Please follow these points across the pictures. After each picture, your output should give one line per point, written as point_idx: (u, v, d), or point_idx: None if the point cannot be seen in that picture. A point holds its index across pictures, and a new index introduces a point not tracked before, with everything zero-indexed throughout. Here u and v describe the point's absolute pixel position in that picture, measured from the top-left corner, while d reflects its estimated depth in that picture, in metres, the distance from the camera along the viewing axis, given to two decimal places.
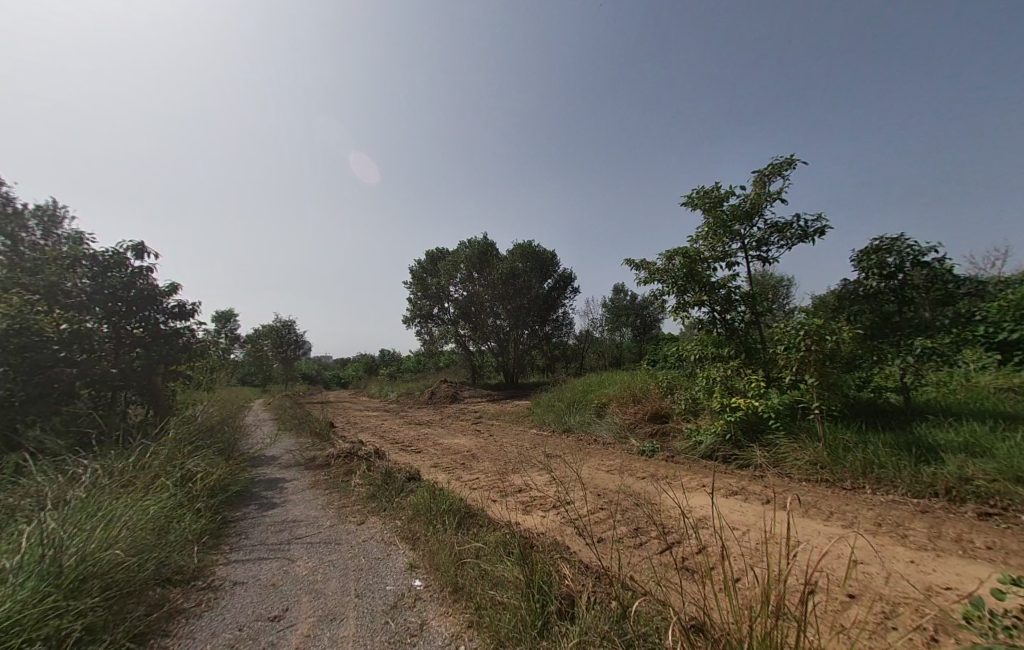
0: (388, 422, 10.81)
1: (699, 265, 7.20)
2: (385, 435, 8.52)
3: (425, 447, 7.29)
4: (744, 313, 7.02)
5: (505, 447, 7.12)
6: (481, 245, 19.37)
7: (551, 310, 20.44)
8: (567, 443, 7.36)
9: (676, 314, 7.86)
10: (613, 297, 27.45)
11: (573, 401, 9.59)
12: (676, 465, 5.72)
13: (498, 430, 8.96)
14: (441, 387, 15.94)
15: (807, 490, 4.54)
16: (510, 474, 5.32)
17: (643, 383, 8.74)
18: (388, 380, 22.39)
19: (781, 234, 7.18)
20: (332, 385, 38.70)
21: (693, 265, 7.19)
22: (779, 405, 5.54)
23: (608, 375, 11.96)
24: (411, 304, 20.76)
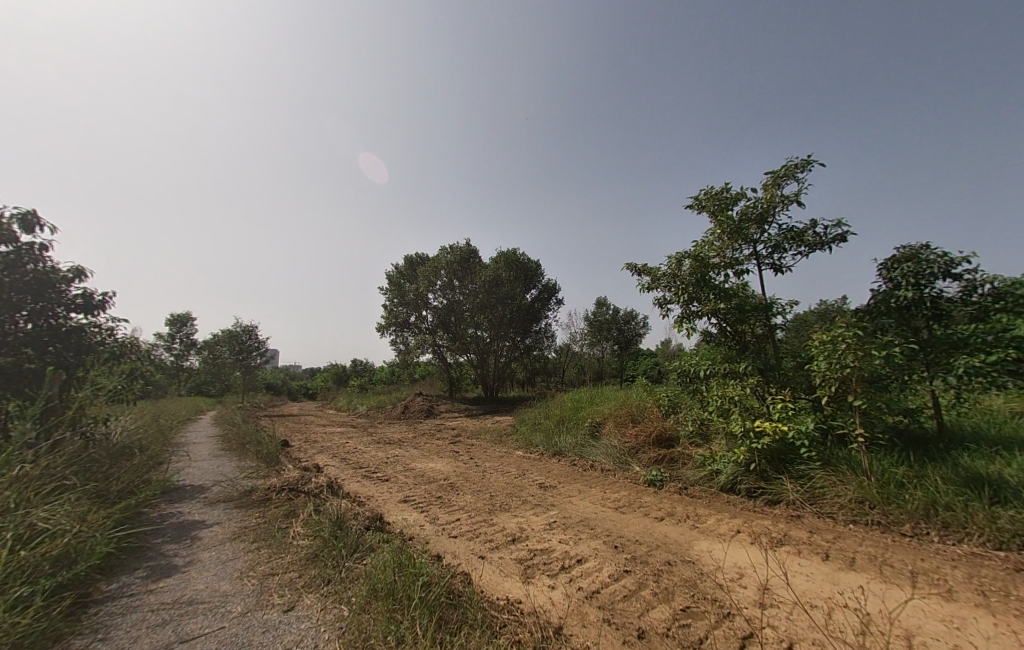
0: (353, 440, 9.53)
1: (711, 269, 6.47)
2: (348, 458, 7.31)
3: (393, 474, 6.16)
4: (759, 324, 6.27)
5: (489, 474, 6.07)
6: (464, 251, 18.49)
7: (535, 321, 19.61)
8: (559, 469, 6.38)
9: (681, 327, 7.01)
10: (596, 310, 26.95)
11: (562, 419, 8.63)
12: (694, 500, 4.83)
13: (480, 452, 7.89)
14: (415, 400, 14.69)
15: (863, 537, 3.75)
16: (499, 513, 4.31)
17: (642, 401, 7.87)
18: (359, 392, 20.84)
19: (798, 242, 6.30)
20: (298, 397, 36.38)
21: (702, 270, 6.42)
22: (813, 432, 4.68)
23: (598, 390, 11.06)
24: (386, 310, 19.49)
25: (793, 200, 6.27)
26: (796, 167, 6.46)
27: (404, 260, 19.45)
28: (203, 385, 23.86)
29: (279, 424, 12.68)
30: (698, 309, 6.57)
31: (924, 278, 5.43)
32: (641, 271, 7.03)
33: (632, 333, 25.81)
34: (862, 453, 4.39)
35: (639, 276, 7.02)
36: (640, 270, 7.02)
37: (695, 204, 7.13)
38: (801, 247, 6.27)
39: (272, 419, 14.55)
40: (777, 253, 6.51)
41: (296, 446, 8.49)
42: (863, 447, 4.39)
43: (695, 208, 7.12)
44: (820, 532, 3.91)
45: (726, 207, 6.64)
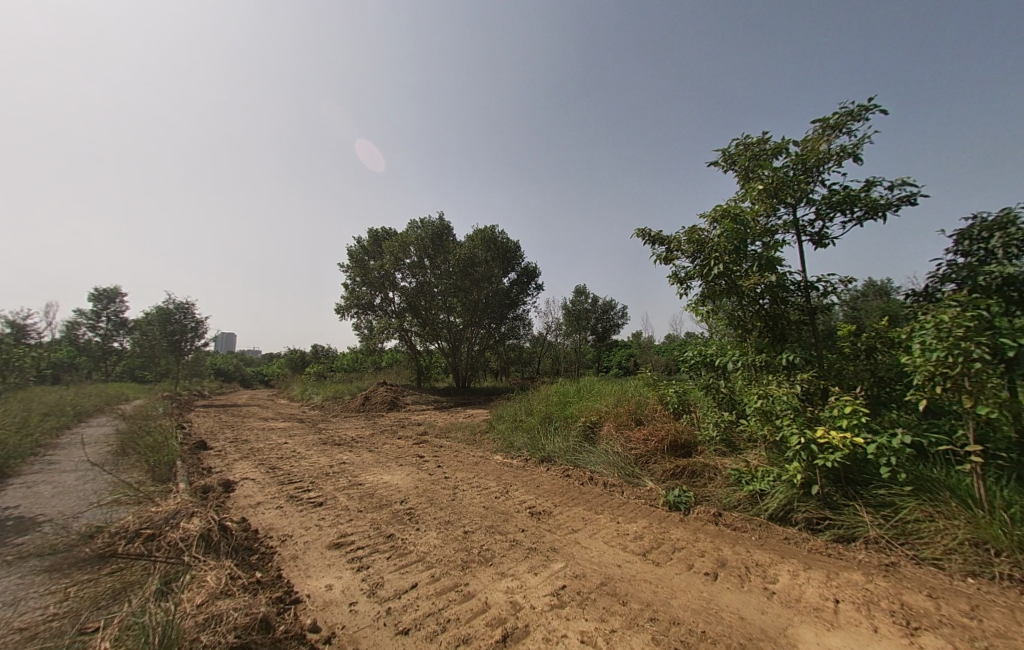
0: (295, 440, 7.79)
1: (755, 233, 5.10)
2: (278, 468, 5.63)
3: (332, 494, 4.57)
4: (801, 305, 5.07)
5: (463, 493, 4.59)
6: (438, 226, 16.60)
7: (512, 307, 18.18)
8: (553, 484, 4.98)
9: (700, 309, 5.77)
10: (575, 298, 25.75)
11: (551, 416, 7.21)
12: (741, 538, 3.57)
13: (450, 456, 6.38)
14: (377, 391, 12.95)
15: (1012, 609, 2.57)
16: (479, 568, 2.86)
17: (648, 397, 6.57)
18: (315, 380, 18.74)
19: (850, 206, 5.11)
20: (252, 385, 33.42)
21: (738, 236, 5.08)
22: (902, 447, 3.50)
23: (586, 382, 9.74)
24: (347, 290, 17.40)
25: (850, 154, 5.03)
26: (851, 116, 5.24)
27: (368, 234, 17.33)
28: (136, 370, 21.03)
29: (209, 418, 10.66)
30: (725, 287, 5.32)
31: (1017, 256, 4.15)
32: (655, 239, 5.71)
33: (610, 323, 24.85)
34: (976, 478, 3.24)
35: (653, 246, 5.70)
36: (652, 237, 5.72)
37: (725, 159, 5.88)
38: (856, 213, 5.06)
39: (205, 411, 12.45)
40: (822, 221, 5.33)
41: (215, 450, 6.69)
42: (978, 470, 3.23)
43: (724, 165, 5.90)
44: (946, 598, 2.70)
45: (766, 161, 5.36)
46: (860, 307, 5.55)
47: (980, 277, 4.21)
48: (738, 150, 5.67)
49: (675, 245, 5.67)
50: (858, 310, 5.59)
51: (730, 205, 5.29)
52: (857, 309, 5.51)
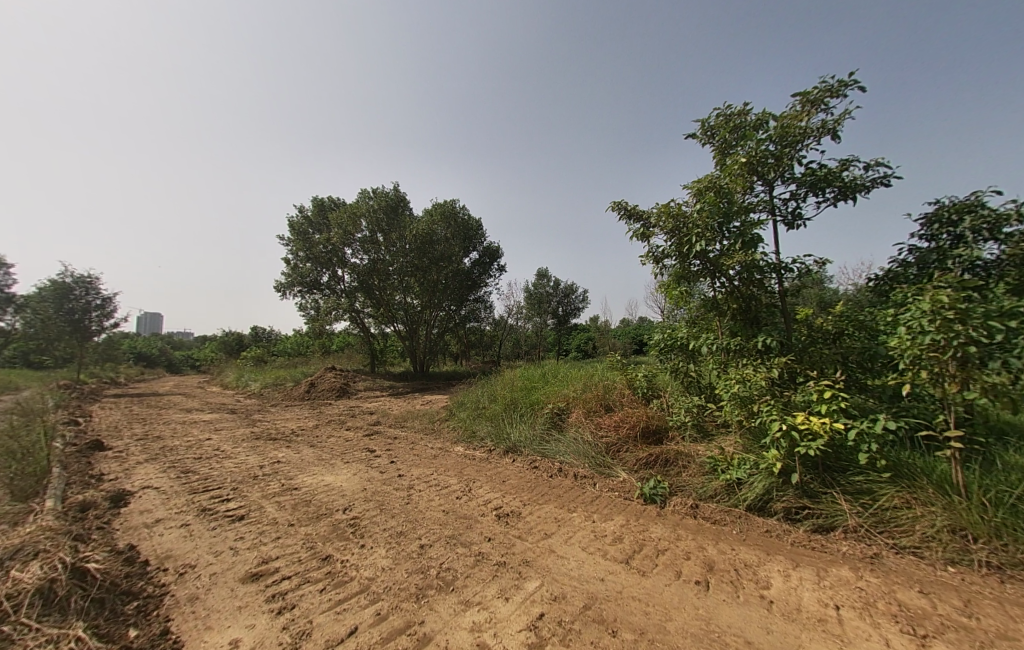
0: (222, 435, 6.79)
1: (734, 208, 4.80)
2: (194, 472, 4.74)
3: (259, 504, 3.82)
4: (774, 289, 4.90)
5: (419, 495, 4.02)
6: (392, 198, 15.30)
7: (471, 289, 17.42)
8: (520, 479, 4.52)
9: (673, 290, 5.48)
10: (535, 281, 25.32)
11: (516, 403, 6.75)
12: (723, 533, 3.31)
13: (404, 450, 5.74)
14: (323, 377, 11.86)
15: (1003, 602, 2.44)
16: (436, 598, 2.33)
17: (617, 381, 6.28)
18: (252, 366, 17.09)
19: (826, 186, 4.94)
20: (182, 371, 30.29)
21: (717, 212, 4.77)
22: (882, 434, 3.37)
23: (550, 366, 9.37)
24: (288, 266, 15.79)
25: (829, 131, 4.83)
26: (831, 92, 5.02)
27: (312, 203, 15.73)
28: (31, 354, 18.15)
29: (119, 409, 9.21)
30: (700, 267, 5.04)
31: (982, 242, 4.16)
32: (630, 213, 5.32)
33: (571, 307, 24.74)
34: (954, 464, 3.15)
35: (628, 221, 5.29)
36: (627, 211, 5.31)
37: (703, 131, 5.55)
38: (831, 193, 4.90)
39: (115, 401, 10.82)
40: (797, 201, 5.15)
41: (116, 451, 5.61)
42: (956, 456, 3.14)
43: (702, 138, 5.56)
44: (938, 594, 2.55)
45: (747, 133, 5.05)
46: (822, 295, 5.55)
47: (948, 260, 4.21)
48: (718, 121, 5.34)
49: (651, 220, 5.31)
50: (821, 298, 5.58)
51: (710, 178, 4.96)
52: (821, 296, 5.48)
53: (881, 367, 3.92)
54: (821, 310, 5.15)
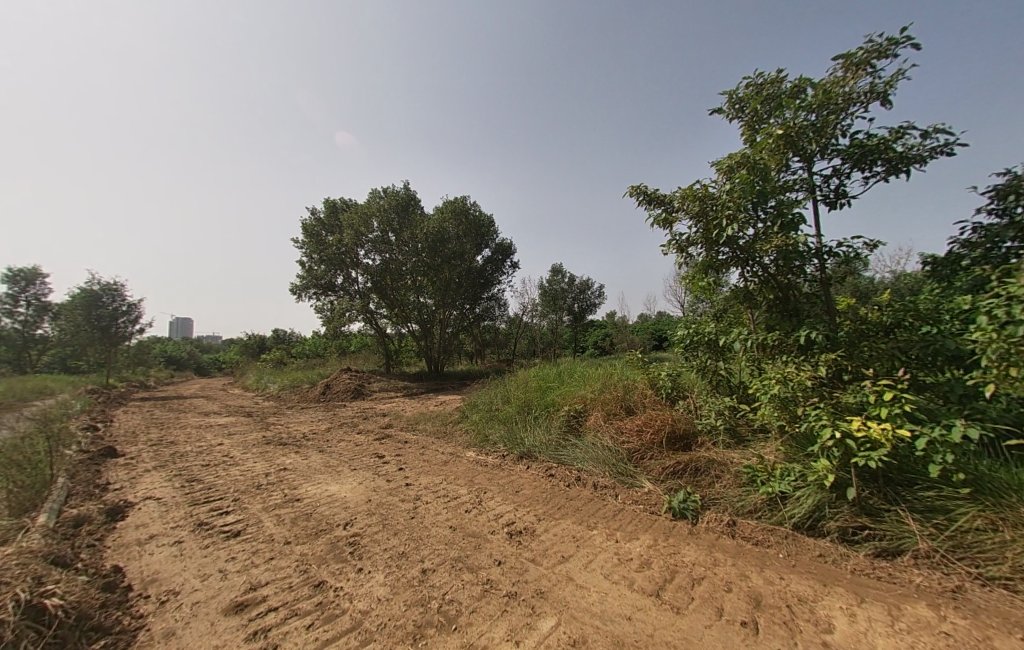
0: (233, 440, 6.69)
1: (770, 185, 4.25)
2: (199, 481, 4.59)
3: (257, 518, 3.60)
4: (815, 277, 4.40)
5: (425, 507, 3.72)
6: (403, 196, 15.19)
7: (485, 287, 17.17)
8: (535, 488, 4.18)
9: (700, 280, 5.05)
10: (551, 277, 24.89)
11: (531, 405, 6.40)
12: (767, 557, 2.87)
13: (414, 455, 5.49)
14: (338, 378, 11.81)
15: None
16: (434, 641, 2.01)
17: (638, 380, 5.81)
18: (273, 368, 17.31)
19: (873, 159, 4.43)
20: (210, 373, 31.17)
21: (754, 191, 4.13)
22: (958, 442, 2.88)
23: (567, 365, 8.98)
24: (303, 268, 15.83)
25: (878, 95, 4.31)
26: (879, 53, 4.47)
27: (325, 203, 15.72)
28: (67, 359, 18.89)
29: (139, 414, 9.32)
30: (730, 255, 4.58)
31: None
32: (650, 198, 4.90)
33: (588, 302, 24.23)
34: None
35: (648, 206, 4.87)
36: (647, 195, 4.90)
37: (732, 104, 5.08)
38: (879, 166, 4.39)
39: (138, 406, 11.00)
40: (839, 177, 4.65)
41: (127, 458, 5.55)
42: None
43: (730, 112, 5.09)
44: None
45: (782, 102, 4.56)
46: (868, 285, 5.01)
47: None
48: (748, 92, 4.87)
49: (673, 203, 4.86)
50: (867, 288, 5.03)
51: (740, 154, 4.49)
52: (867, 286, 4.96)
53: (950, 363, 3.40)
54: (868, 300, 4.63)
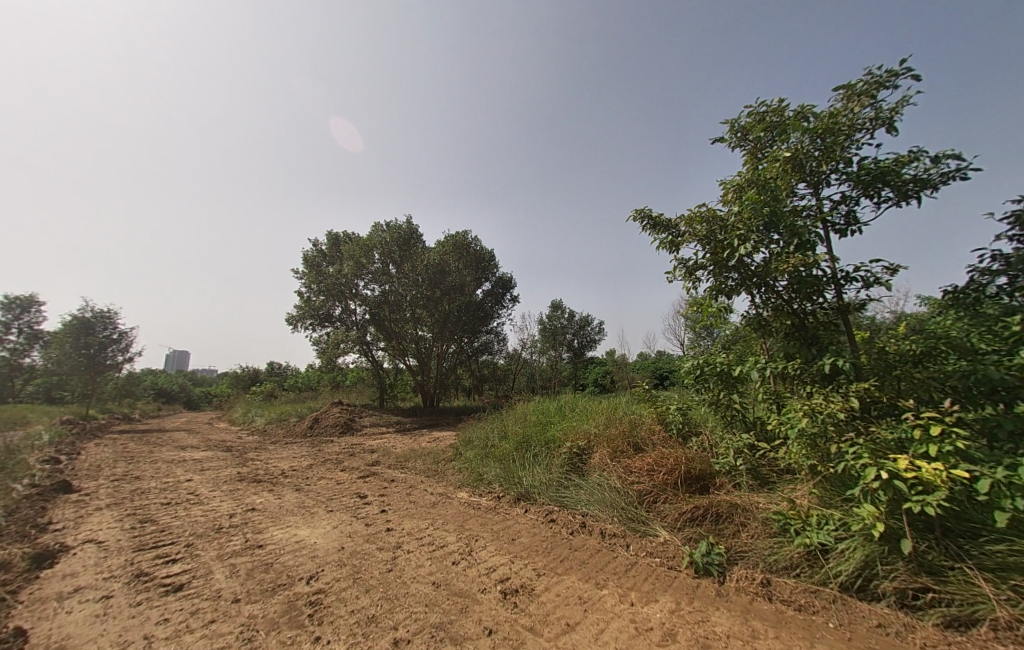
0: (205, 475, 6.13)
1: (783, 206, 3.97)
2: (152, 522, 4.05)
3: (208, 568, 3.08)
4: (834, 305, 4.06)
5: (406, 558, 3.20)
6: (405, 229, 15.29)
7: (484, 320, 16.92)
8: (533, 535, 3.66)
9: (709, 307, 4.73)
10: (550, 312, 24.75)
11: (530, 441, 5.90)
12: (817, 630, 2.32)
13: (400, 496, 4.95)
14: (328, 411, 11.27)
15: None
16: None
17: (647, 414, 5.32)
18: (262, 401, 16.72)
19: (885, 184, 4.25)
20: (200, 406, 30.26)
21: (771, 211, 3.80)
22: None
23: (568, 399, 8.51)
24: (300, 299, 15.63)
25: (884, 121, 4.20)
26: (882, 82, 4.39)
27: (326, 236, 15.74)
28: (52, 388, 18.29)
29: (112, 446, 8.74)
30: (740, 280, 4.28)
31: None
32: (655, 222, 4.64)
33: (587, 338, 23.93)
34: None
35: (652, 229, 4.66)
36: (651, 219, 4.63)
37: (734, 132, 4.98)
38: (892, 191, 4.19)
39: (113, 438, 10.40)
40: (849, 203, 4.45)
41: (81, 494, 5.01)
42: None
43: (733, 140, 4.98)
44: None
45: (785, 128, 4.41)
46: (888, 319, 4.67)
47: None
48: (750, 119, 4.76)
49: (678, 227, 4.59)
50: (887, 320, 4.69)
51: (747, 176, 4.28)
52: (888, 319, 4.62)
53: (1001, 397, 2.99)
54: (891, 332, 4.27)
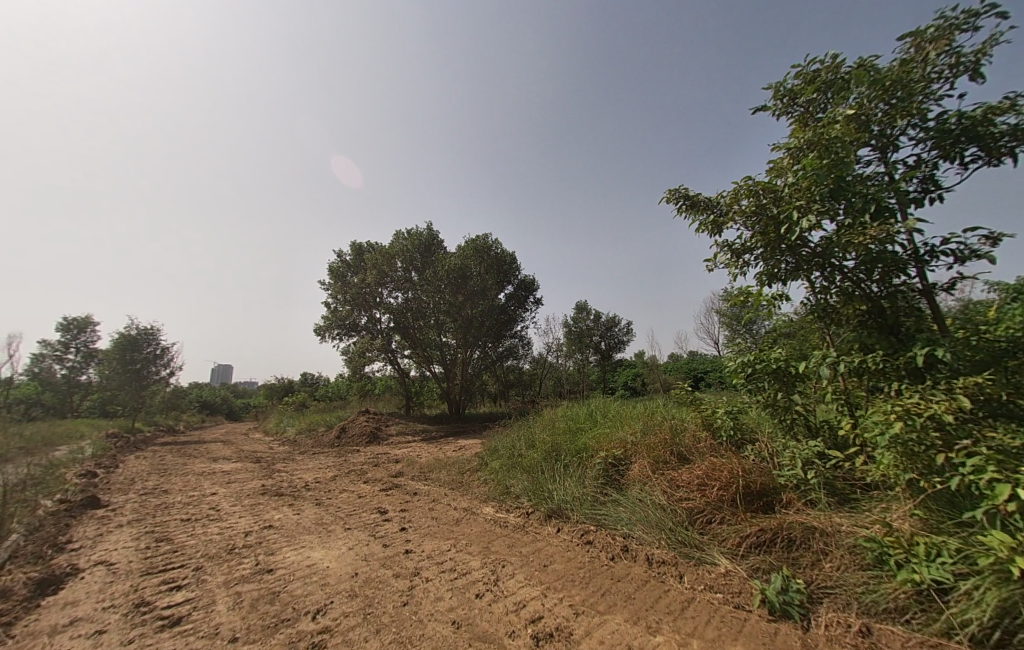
0: (229, 489, 6.03)
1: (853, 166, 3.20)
2: (167, 541, 3.87)
3: (211, 597, 2.81)
4: (918, 283, 3.37)
5: (424, 588, 2.82)
6: (426, 236, 15.22)
7: (508, 324, 16.56)
8: (569, 561, 3.20)
9: (761, 295, 4.12)
10: (576, 314, 24.17)
11: (560, 451, 5.42)
12: None
13: (422, 511, 4.60)
14: (355, 420, 11.19)
15: None
16: None
17: (693, 420, 4.74)
18: (295, 411, 17.00)
19: (975, 142, 3.37)
20: (241, 417, 31.48)
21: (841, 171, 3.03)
22: None
23: (599, 404, 7.96)
24: (327, 309, 15.80)
25: (970, 67, 3.34)
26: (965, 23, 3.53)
27: (350, 247, 15.88)
28: (106, 403, 19.35)
29: (149, 459, 8.92)
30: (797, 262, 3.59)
31: None
32: (691, 202, 4.09)
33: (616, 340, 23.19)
34: None
35: (689, 211, 4.10)
36: (687, 199, 4.09)
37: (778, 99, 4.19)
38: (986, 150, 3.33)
39: (153, 450, 10.68)
40: (929, 169, 3.58)
41: (108, 509, 4.96)
42: None
43: (776, 108, 4.19)
44: None
45: (844, 85, 3.60)
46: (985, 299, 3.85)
47: None
48: (799, 82, 3.97)
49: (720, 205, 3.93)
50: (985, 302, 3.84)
51: (803, 135, 3.45)
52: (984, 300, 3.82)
53: None
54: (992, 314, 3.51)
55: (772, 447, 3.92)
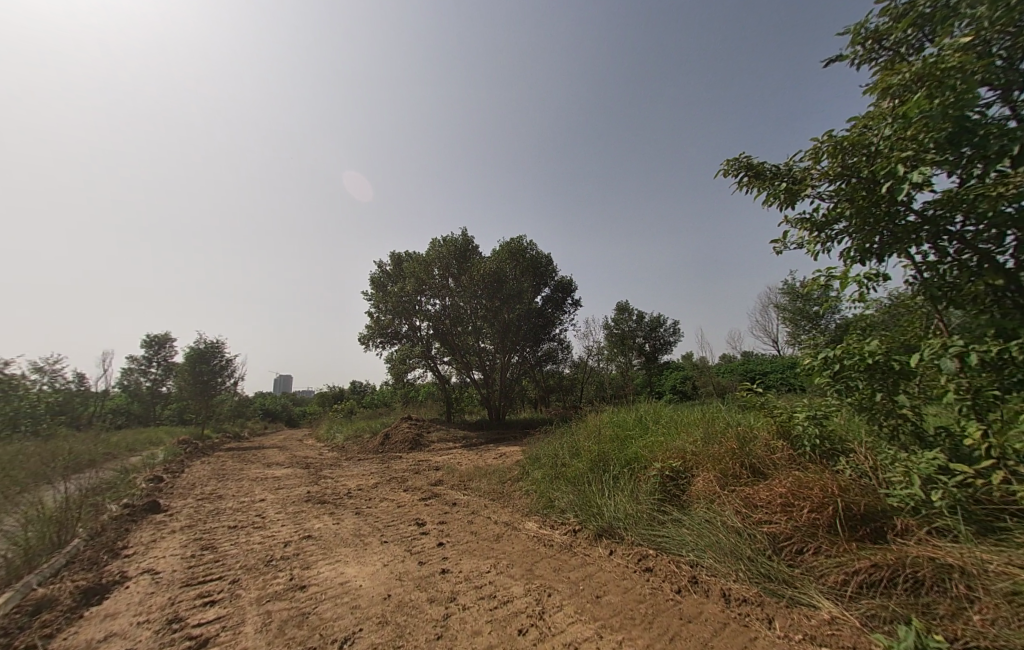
0: (276, 496, 6.09)
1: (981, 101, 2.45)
2: (210, 550, 3.86)
3: (241, 616, 2.67)
4: None
5: (460, 618, 2.50)
6: (461, 242, 15.22)
7: (548, 328, 16.19)
8: (626, 592, 2.75)
9: (847, 278, 3.45)
10: (618, 315, 23.30)
11: (609, 461, 4.94)
12: None
13: (460, 525, 4.31)
14: (398, 427, 11.24)
15: None
16: None
17: (766, 425, 4.11)
18: (344, 418, 17.56)
19: None
20: (298, 424, 33.30)
21: (961, 107, 2.36)
22: None
23: (647, 409, 7.36)
24: (371, 319, 16.18)
25: None
26: None
27: (390, 258, 16.19)
28: (182, 411, 21.13)
29: (210, 465, 9.40)
30: (898, 233, 2.92)
31: None
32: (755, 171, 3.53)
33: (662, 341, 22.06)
34: None
35: (753, 185, 3.56)
36: (750, 168, 3.55)
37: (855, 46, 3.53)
38: None
39: (216, 456, 11.31)
40: None
41: (164, 515, 5.12)
42: None
43: (855, 56, 3.51)
44: None
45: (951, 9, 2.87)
46: None
47: None
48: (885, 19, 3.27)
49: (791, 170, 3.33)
50: None
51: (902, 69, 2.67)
52: None
53: None
54: None
55: (878, 464, 3.20)
